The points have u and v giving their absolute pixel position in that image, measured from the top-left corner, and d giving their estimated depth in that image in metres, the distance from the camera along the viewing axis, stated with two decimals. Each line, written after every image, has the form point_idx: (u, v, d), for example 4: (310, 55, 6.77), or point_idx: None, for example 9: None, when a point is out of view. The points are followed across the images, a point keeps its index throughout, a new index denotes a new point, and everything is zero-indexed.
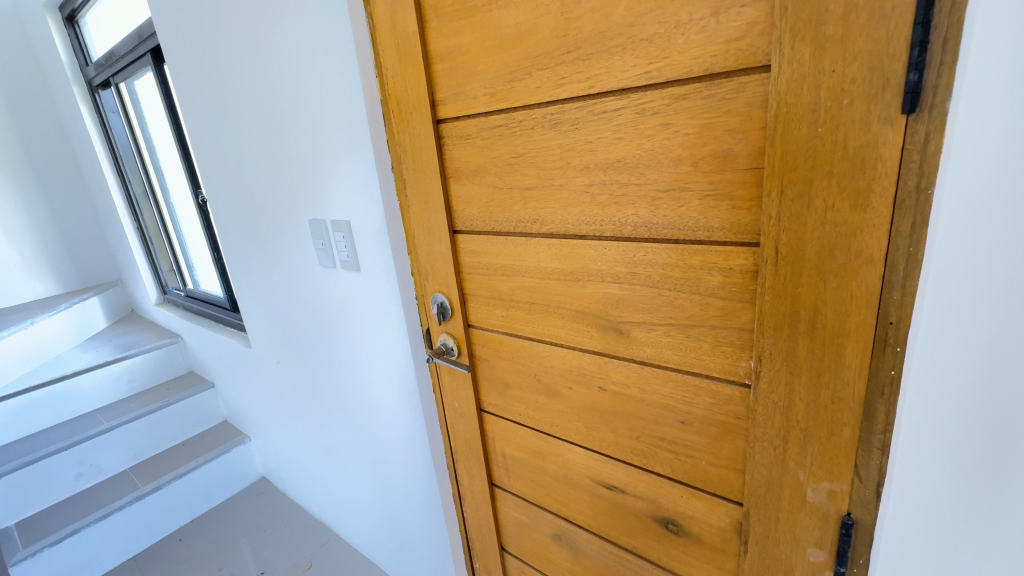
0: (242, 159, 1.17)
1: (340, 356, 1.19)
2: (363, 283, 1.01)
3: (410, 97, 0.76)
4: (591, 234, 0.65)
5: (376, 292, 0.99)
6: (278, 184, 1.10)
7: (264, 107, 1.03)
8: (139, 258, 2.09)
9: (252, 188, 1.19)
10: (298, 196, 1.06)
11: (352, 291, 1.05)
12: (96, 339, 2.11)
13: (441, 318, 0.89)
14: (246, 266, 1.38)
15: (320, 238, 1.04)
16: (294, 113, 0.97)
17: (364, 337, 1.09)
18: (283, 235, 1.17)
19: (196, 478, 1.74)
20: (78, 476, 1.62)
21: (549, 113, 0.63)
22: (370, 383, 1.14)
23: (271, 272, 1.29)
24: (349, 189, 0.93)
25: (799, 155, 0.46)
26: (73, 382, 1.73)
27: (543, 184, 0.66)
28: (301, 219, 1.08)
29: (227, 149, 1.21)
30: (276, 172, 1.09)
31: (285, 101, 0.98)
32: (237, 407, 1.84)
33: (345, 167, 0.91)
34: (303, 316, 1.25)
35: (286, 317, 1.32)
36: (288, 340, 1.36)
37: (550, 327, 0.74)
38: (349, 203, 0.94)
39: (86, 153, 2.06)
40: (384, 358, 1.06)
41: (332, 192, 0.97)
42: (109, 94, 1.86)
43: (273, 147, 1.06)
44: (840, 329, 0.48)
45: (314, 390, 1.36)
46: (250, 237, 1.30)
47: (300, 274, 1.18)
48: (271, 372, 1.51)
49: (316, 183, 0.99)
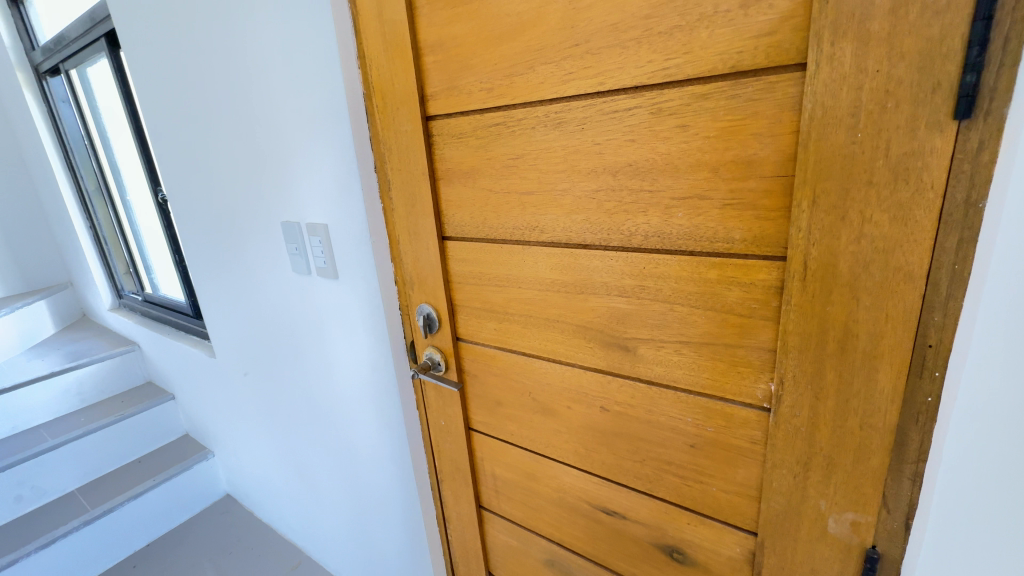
0: (208, 157, 1.08)
1: (316, 369, 1.11)
2: (340, 292, 0.93)
3: (397, 91, 0.70)
4: (596, 243, 0.60)
5: (355, 302, 0.92)
6: (248, 184, 1.02)
7: (232, 101, 0.95)
8: (91, 259, 1.93)
9: (217, 190, 1.11)
10: (270, 197, 0.98)
11: (329, 301, 0.97)
12: (42, 346, 1.94)
13: (427, 331, 0.82)
14: (210, 270, 1.28)
15: (294, 242, 0.96)
16: (267, 108, 0.89)
17: (341, 348, 1.01)
18: (252, 239, 1.08)
19: (153, 498, 1.61)
20: (17, 500, 1.47)
21: (551, 111, 0.57)
22: (348, 398, 1.06)
23: (238, 277, 1.19)
24: (328, 191, 0.85)
25: (834, 163, 0.42)
26: (14, 396, 1.58)
27: (544, 188, 0.61)
28: (273, 221, 1.00)
29: (189, 145, 1.11)
30: (245, 171, 1.01)
31: (255, 94, 0.90)
32: (200, 420, 1.72)
33: (323, 168, 0.84)
34: (274, 327, 1.16)
35: (255, 325, 1.22)
36: (257, 349, 1.26)
37: (548, 342, 0.69)
38: (327, 205, 0.87)
39: (32, 146, 1.90)
40: (363, 374, 0.99)
41: (307, 193, 0.89)
42: (60, 83, 1.72)
43: (241, 143, 0.98)
44: (873, 352, 0.45)
45: (286, 407, 1.27)
46: (216, 240, 1.20)
47: (272, 282, 1.09)
48: (238, 386, 1.41)
49: (290, 185, 0.92)
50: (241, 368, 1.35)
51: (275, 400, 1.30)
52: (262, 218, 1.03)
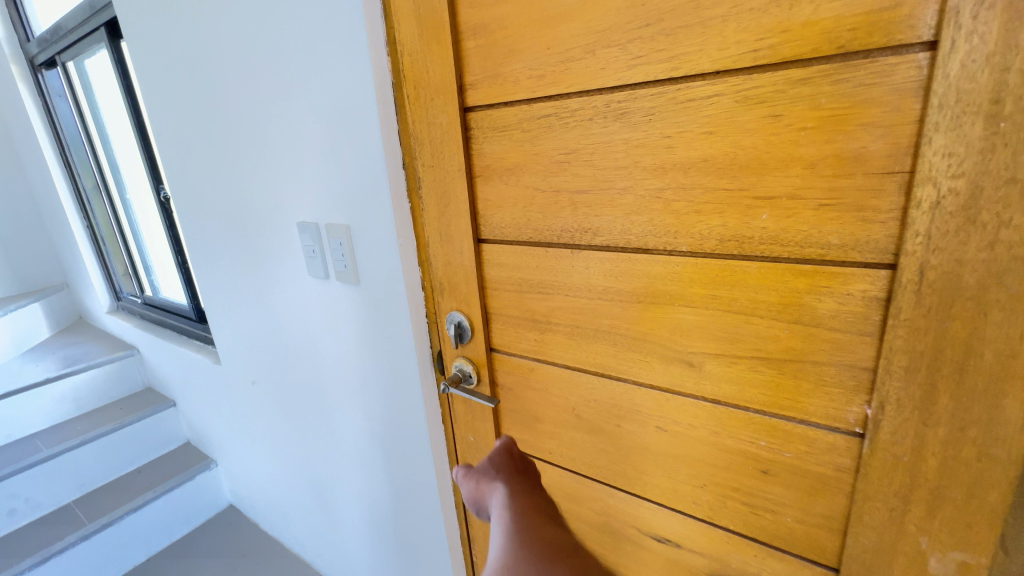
0: (218, 152, 1.01)
1: (331, 379, 1.05)
2: (360, 299, 0.87)
3: (432, 79, 0.64)
4: (659, 248, 0.54)
5: (376, 310, 0.86)
6: (262, 182, 0.95)
7: (243, 93, 0.89)
8: (88, 259, 1.86)
9: (226, 188, 1.04)
10: (285, 197, 0.92)
11: (347, 306, 0.91)
12: (37, 350, 1.87)
13: (458, 340, 0.76)
14: (216, 273, 1.22)
15: (310, 245, 0.90)
16: (283, 100, 0.83)
17: (360, 356, 0.94)
18: (263, 242, 1.02)
19: (154, 510, 1.54)
20: (11, 514, 1.40)
21: (610, 101, 0.52)
22: (365, 410, 1.00)
23: (248, 280, 1.12)
24: (349, 190, 0.79)
25: (968, 158, 0.36)
26: (7, 404, 1.51)
27: (601, 187, 0.55)
28: (287, 222, 0.94)
29: (196, 141, 1.05)
30: (259, 168, 0.94)
31: (269, 85, 0.83)
32: (203, 428, 1.65)
33: (344, 165, 0.78)
34: (286, 334, 1.10)
35: (265, 331, 1.16)
36: (267, 356, 1.19)
37: (597, 355, 0.63)
38: (349, 204, 0.81)
39: (26, 142, 1.83)
40: (382, 386, 0.93)
41: (326, 192, 0.83)
42: (56, 77, 1.65)
43: (254, 138, 0.92)
44: (1002, 375, 0.39)
45: (296, 417, 1.21)
46: (224, 240, 1.13)
47: (285, 287, 1.03)
48: (245, 394, 1.34)
49: (309, 183, 0.85)
50: (248, 376, 1.29)
51: (285, 409, 1.24)
52: (275, 219, 0.96)
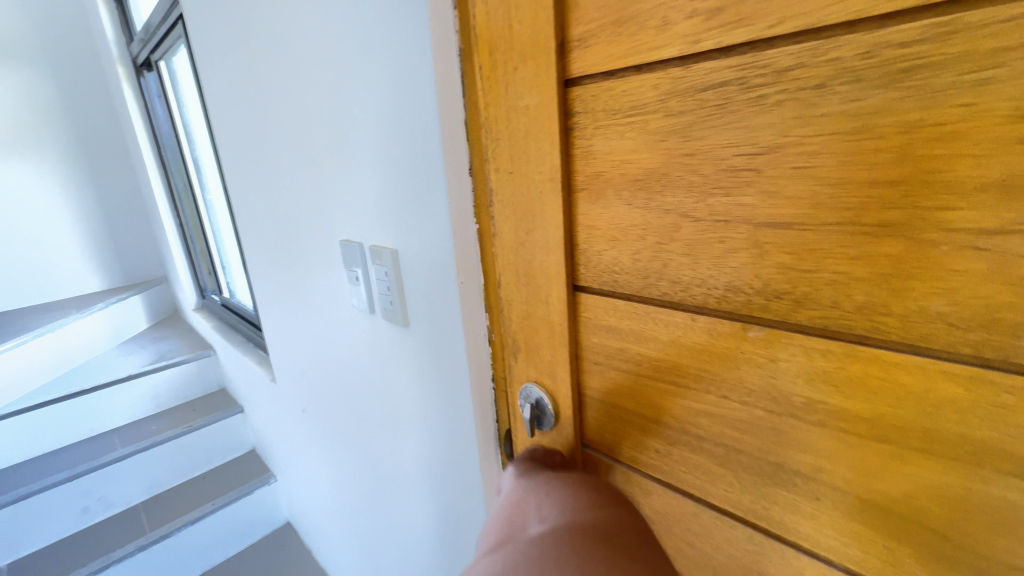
0: (273, 153, 0.87)
1: (379, 431, 0.86)
2: (409, 345, 0.68)
3: (516, 36, 0.40)
4: (961, 348, 0.26)
5: (428, 364, 0.65)
6: (311, 189, 0.79)
7: (292, 85, 0.74)
8: (178, 257, 1.90)
9: (279, 196, 0.91)
10: (332, 210, 0.75)
11: (395, 350, 0.72)
12: (131, 342, 1.94)
13: (536, 425, 0.52)
14: (273, 288, 1.10)
15: (355, 271, 0.72)
16: (331, 87, 0.65)
17: (408, 411, 0.75)
18: (313, 260, 0.87)
19: (212, 523, 1.48)
20: (83, 511, 1.41)
21: (873, 43, 0.25)
22: (412, 475, 0.80)
23: (300, 300, 0.98)
24: (401, 205, 0.59)
25: None
26: (91, 399, 1.53)
27: (826, 219, 0.29)
28: (333, 241, 0.77)
29: (253, 144, 0.94)
30: (308, 172, 0.78)
31: (317, 69, 0.67)
32: (265, 440, 1.58)
33: (396, 171, 0.58)
34: (335, 366, 0.94)
35: (315, 358, 1.01)
36: (317, 385, 1.05)
37: (775, 506, 0.36)
38: (399, 223, 0.61)
39: (133, 144, 1.91)
40: (433, 454, 0.72)
41: (374, 206, 0.64)
42: (154, 77, 1.67)
43: (304, 136, 0.76)
44: None
45: (345, 458, 1.05)
46: (279, 252, 1.00)
47: (333, 315, 0.87)
48: (299, 420, 1.22)
49: (357, 193, 0.67)
50: (301, 403, 1.16)
51: (334, 447, 1.08)
52: (324, 234, 0.80)
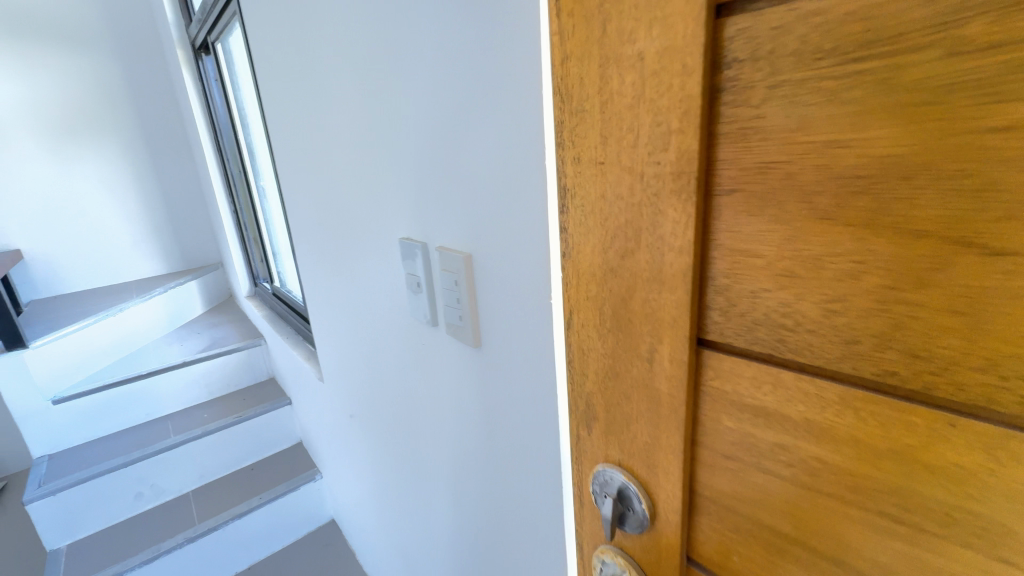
0: (324, 135, 0.78)
1: (431, 456, 0.76)
2: (478, 369, 0.57)
3: None
4: None
5: (500, 389, 0.54)
6: (367, 179, 0.69)
7: (349, 58, 0.64)
8: (232, 243, 1.89)
9: (330, 183, 0.82)
10: (391, 202, 0.64)
11: (459, 372, 0.61)
12: (187, 328, 1.96)
13: (620, 524, 0.37)
14: (321, 283, 1.02)
15: (418, 276, 0.62)
16: (395, 51, 0.54)
17: (469, 443, 0.64)
18: (366, 257, 0.77)
19: (260, 518, 1.45)
20: (137, 497, 1.42)
21: None
22: (472, 513, 0.69)
23: (350, 300, 0.89)
24: (482, 195, 0.48)
25: None
26: (144, 385, 1.54)
27: None
28: (392, 240, 0.67)
29: (303, 127, 0.86)
30: (365, 159, 0.68)
31: (378, 32, 0.56)
32: (311, 435, 1.54)
33: (476, 155, 0.47)
34: (384, 374, 0.85)
35: (365, 364, 0.92)
36: (366, 393, 0.96)
37: None
38: (477, 224, 0.50)
39: (192, 130, 1.91)
40: (498, 499, 0.60)
41: (446, 197, 0.53)
42: (211, 60, 1.63)
43: (359, 113, 0.65)
44: None
45: (393, 479, 0.95)
46: (329, 245, 0.91)
47: (386, 319, 0.77)
48: (347, 425, 1.14)
49: (424, 186, 0.56)
50: (350, 411, 1.07)
51: (383, 464, 0.98)
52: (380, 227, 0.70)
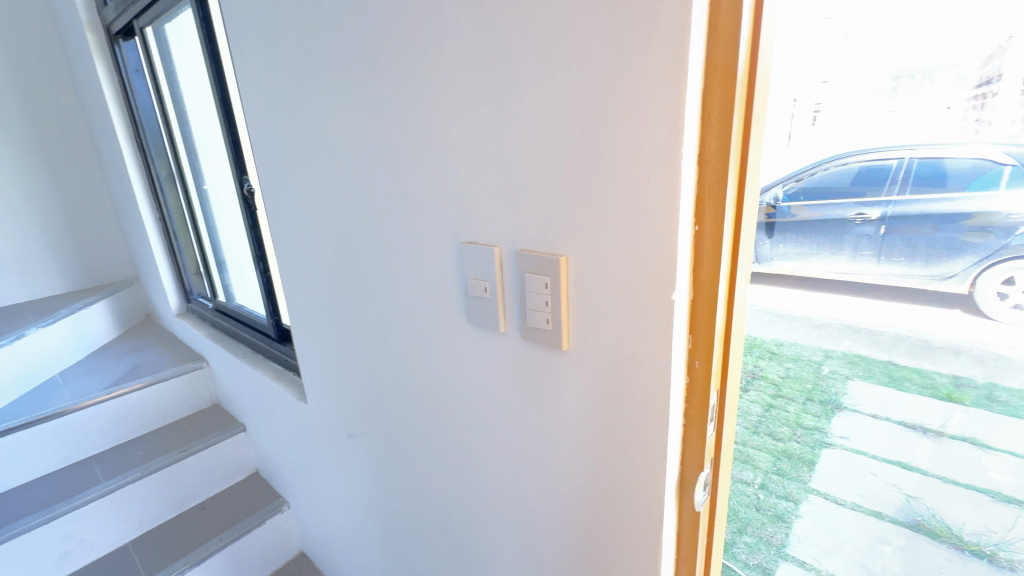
0: (334, 133, 0.69)
1: (465, 480, 0.70)
2: (561, 377, 0.51)
3: None
4: None
5: (578, 409, 0.51)
6: (400, 177, 0.61)
7: (383, 45, 0.57)
8: (158, 255, 1.65)
9: (334, 187, 0.74)
10: (431, 210, 0.59)
11: (527, 383, 0.55)
12: (102, 354, 1.69)
13: None
14: (306, 297, 0.91)
15: (478, 283, 0.56)
16: (457, 45, 0.49)
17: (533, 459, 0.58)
18: (382, 269, 0.70)
19: (220, 561, 1.28)
20: (61, 557, 1.19)
21: None
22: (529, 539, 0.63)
23: (355, 314, 0.79)
24: (578, 198, 0.44)
25: None
26: (61, 424, 1.32)
27: None
28: (434, 241, 0.60)
29: (299, 120, 0.76)
30: (396, 155, 0.60)
31: (430, 26, 0.51)
32: (275, 462, 1.39)
33: (566, 162, 0.44)
34: (397, 398, 0.77)
35: (372, 386, 0.82)
36: (370, 418, 0.85)
37: None
38: (578, 216, 0.44)
39: (102, 125, 1.64)
40: (577, 519, 0.55)
41: (518, 205, 0.49)
42: (131, 47, 1.41)
43: (393, 111, 0.59)
44: None
45: (399, 506, 0.87)
46: (326, 254, 0.81)
47: (409, 337, 0.70)
48: (332, 455, 1.03)
49: (496, 179, 0.50)
50: (343, 430, 0.94)
51: (384, 490, 0.90)
52: (410, 236, 0.63)
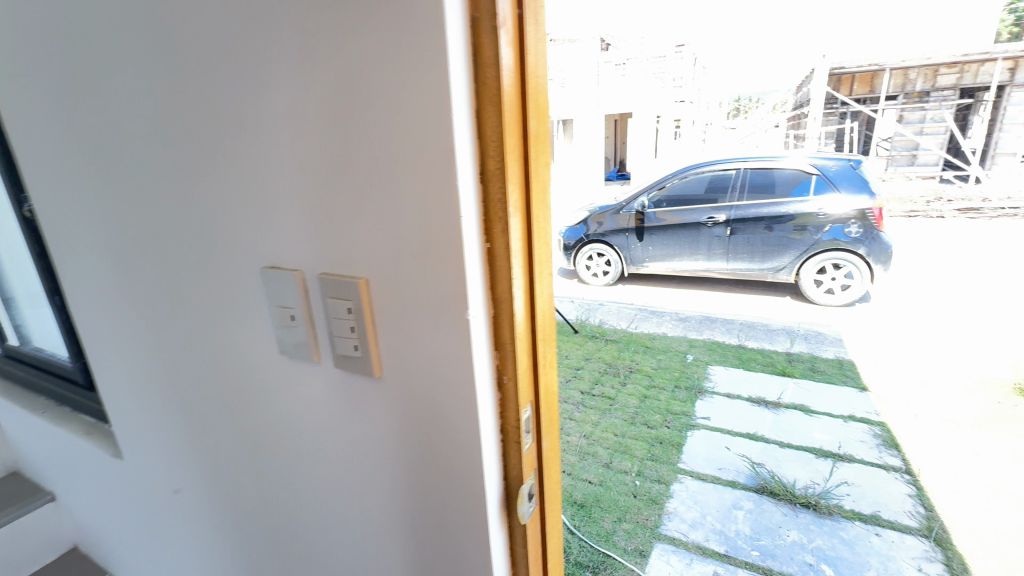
0: (116, 161, 0.61)
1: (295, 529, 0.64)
2: (377, 403, 0.49)
3: None
4: None
5: (397, 436, 0.49)
6: (194, 199, 0.55)
7: (161, 66, 0.51)
8: None
9: (122, 212, 0.64)
10: (230, 234, 0.54)
11: (347, 412, 0.52)
12: None
13: None
14: (105, 346, 0.79)
15: (286, 309, 0.51)
16: (235, 58, 0.45)
17: (362, 491, 0.55)
18: (188, 303, 0.62)
19: None
20: None
21: None
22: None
23: (161, 367, 0.71)
24: (368, 218, 0.42)
25: None
26: None
27: None
28: (240, 265, 0.54)
29: (78, 148, 0.66)
30: (189, 172, 0.54)
31: (202, 59, 0.47)
32: (93, 537, 1.19)
33: (353, 180, 0.42)
34: (218, 446, 0.69)
35: (191, 436, 0.72)
36: (191, 477, 0.77)
37: None
38: (372, 234, 0.43)
39: None
40: (408, 547, 0.54)
41: (315, 226, 0.46)
42: None
43: (177, 128, 0.53)
44: None
45: (233, 566, 0.79)
46: (123, 297, 0.71)
47: (223, 377, 0.63)
48: (156, 522, 0.90)
49: (290, 198, 0.47)
50: (167, 487, 0.82)
51: (215, 551, 0.80)
52: (211, 265, 0.57)
